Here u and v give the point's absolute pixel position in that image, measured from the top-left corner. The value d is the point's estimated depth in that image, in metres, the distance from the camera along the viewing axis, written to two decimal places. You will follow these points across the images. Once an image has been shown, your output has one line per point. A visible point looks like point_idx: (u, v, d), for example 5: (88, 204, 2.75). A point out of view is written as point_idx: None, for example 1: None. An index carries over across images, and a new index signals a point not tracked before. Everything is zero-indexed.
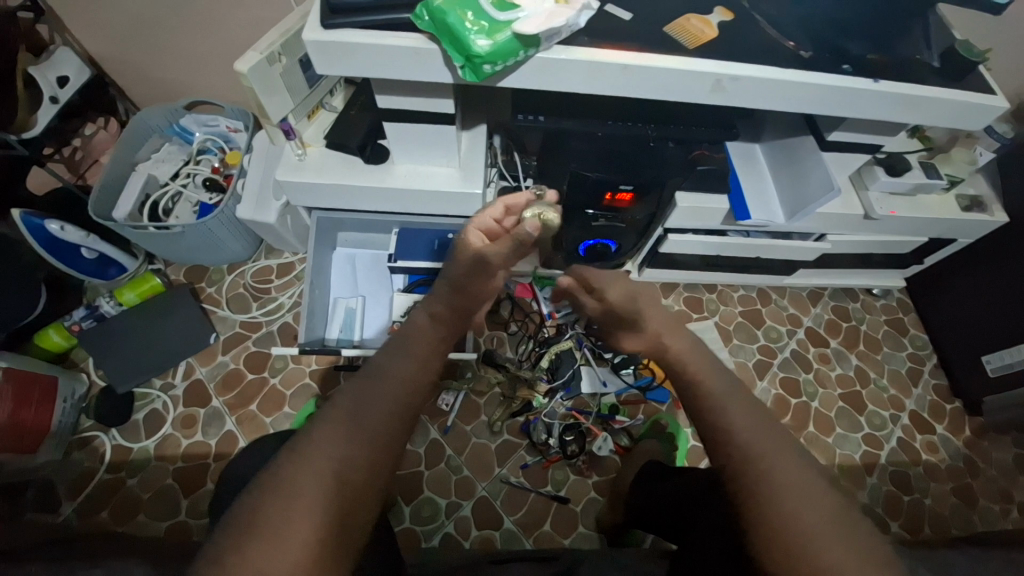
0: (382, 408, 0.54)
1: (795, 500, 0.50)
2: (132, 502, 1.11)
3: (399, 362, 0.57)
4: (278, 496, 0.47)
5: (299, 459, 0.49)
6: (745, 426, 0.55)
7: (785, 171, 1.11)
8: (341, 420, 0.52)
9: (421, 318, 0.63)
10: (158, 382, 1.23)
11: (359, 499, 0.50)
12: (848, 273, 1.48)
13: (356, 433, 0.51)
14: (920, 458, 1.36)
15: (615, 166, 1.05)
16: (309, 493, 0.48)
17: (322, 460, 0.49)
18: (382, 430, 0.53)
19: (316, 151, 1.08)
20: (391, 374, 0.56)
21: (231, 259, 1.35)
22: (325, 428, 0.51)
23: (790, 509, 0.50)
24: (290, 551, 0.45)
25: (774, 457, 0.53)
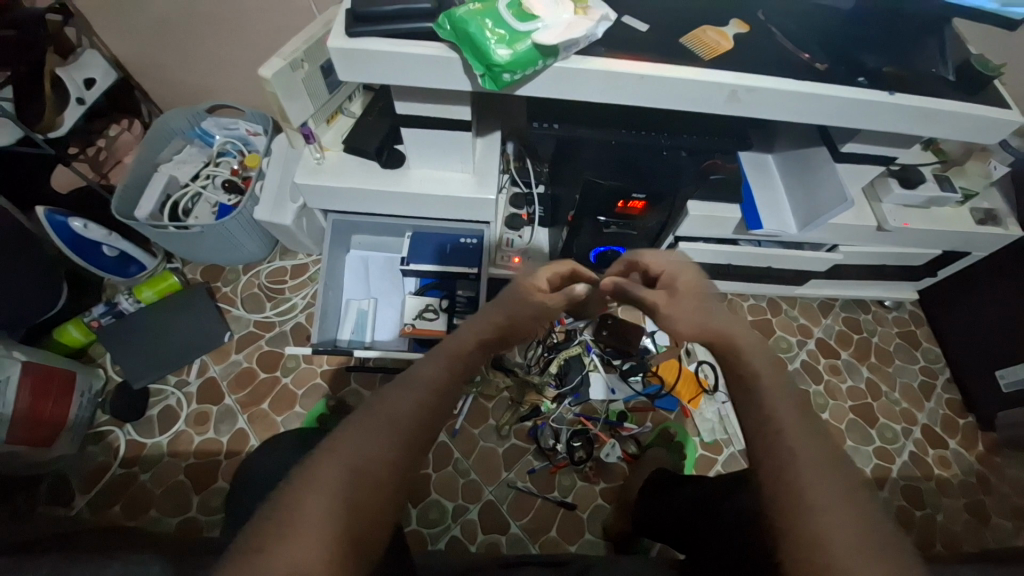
0: (412, 410, 0.55)
1: (821, 511, 0.48)
2: (145, 497, 1.12)
3: (431, 368, 0.60)
4: (307, 490, 0.49)
5: (330, 455, 0.51)
6: (773, 435, 0.53)
7: (797, 181, 1.11)
8: (372, 419, 0.54)
9: (463, 330, 0.65)
10: (173, 379, 1.25)
11: (385, 500, 0.51)
12: (860, 284, 1.47)
13: (386, 433, 0.53)
14: (933, 473, 1.34)
15: (630, 173, 1.05)
16: (336, 491, 0.49)
17: (352, 456, 0.51)
18: (411, 434, 0.54)
19: (333, 155, 1.11)
20: (423, 379, 0.58)
21: (247, 259, 1.38)
22: (356, 426, 0.53)
23: (820, 526, 0.47)
24: (311, 545, 0.46)
25: (802, 470, 0.50)
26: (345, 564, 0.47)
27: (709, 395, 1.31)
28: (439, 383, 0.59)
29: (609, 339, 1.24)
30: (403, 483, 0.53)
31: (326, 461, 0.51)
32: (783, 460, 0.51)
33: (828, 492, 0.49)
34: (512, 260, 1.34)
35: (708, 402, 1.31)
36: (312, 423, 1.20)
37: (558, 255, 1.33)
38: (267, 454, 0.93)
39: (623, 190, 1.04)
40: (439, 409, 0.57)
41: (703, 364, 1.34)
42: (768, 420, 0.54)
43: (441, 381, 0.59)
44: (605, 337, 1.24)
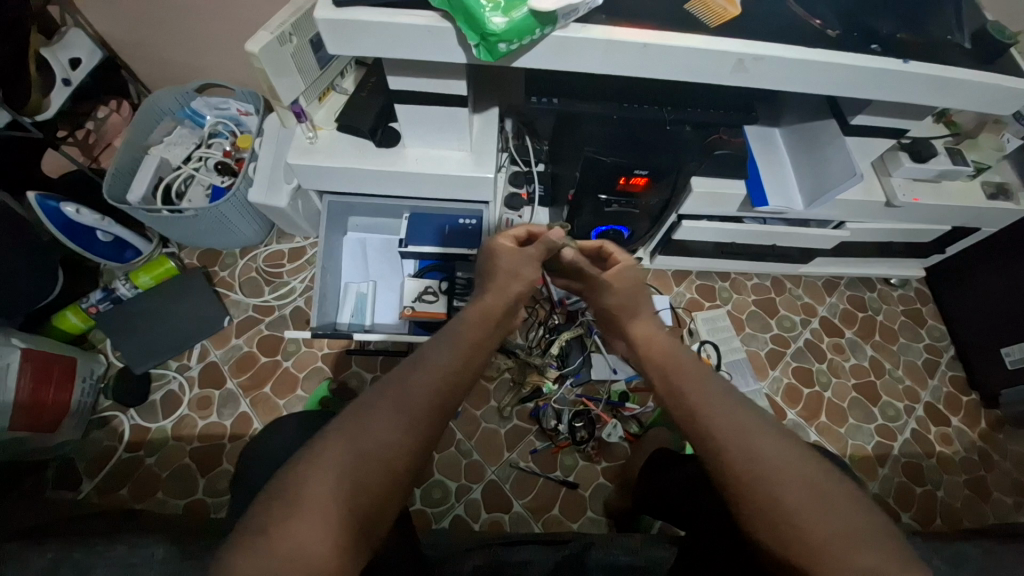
0: (422, 395, 0.56)
1: (793, 498, 0.50)
2: (151, 481, 1.12)
3: (442, 353, 0.60)
4: (315, 474, 0.49)
5: (341, 441, 0.51)
6: (738, 422, 0.56)
7: (804, 156, 1.08)
8: (383, 403, 0.54)
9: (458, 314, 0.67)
10: (174, 363, 1.24)
11: (391, 485, 0.51)
12: (866, 261, 1.45)
13: (401, 416, 0.54)
14: (934, 450, 1.34)
15: (629, 149, 1.01)
16: (343, 472, 0.49)
17: (364, 442, 0.51)
18: (421, 416, 0.55)
19: (327, 134, 1.08)
20: (433, 364, 0.59)
21: (241, 244, 1.36)
22: (365, 409, 0.53)
23: (789, 502, 0.50)
24: (315, 528, 0.46)
25: (767, 453, 0.53)
26: (349, 547, 0.47)
27: None
28: (449, 368, 0.59)
29: None
30: (413, 469, 0.53)
31: (337, 442, 0.51)
32: (739, 452, 0.53)
33: (802, 486, 0.51)
34: None
35: None
36: (315, 405, 1.20)
37: None
38: (271, 436, 0.94)
39: (623, 166, 1.01)
40: (444, 394, 0.58)
41: (705, 344, 1.38)
42: (734, 411, 0.57)
43: (452, 366, 0.60)
44: None
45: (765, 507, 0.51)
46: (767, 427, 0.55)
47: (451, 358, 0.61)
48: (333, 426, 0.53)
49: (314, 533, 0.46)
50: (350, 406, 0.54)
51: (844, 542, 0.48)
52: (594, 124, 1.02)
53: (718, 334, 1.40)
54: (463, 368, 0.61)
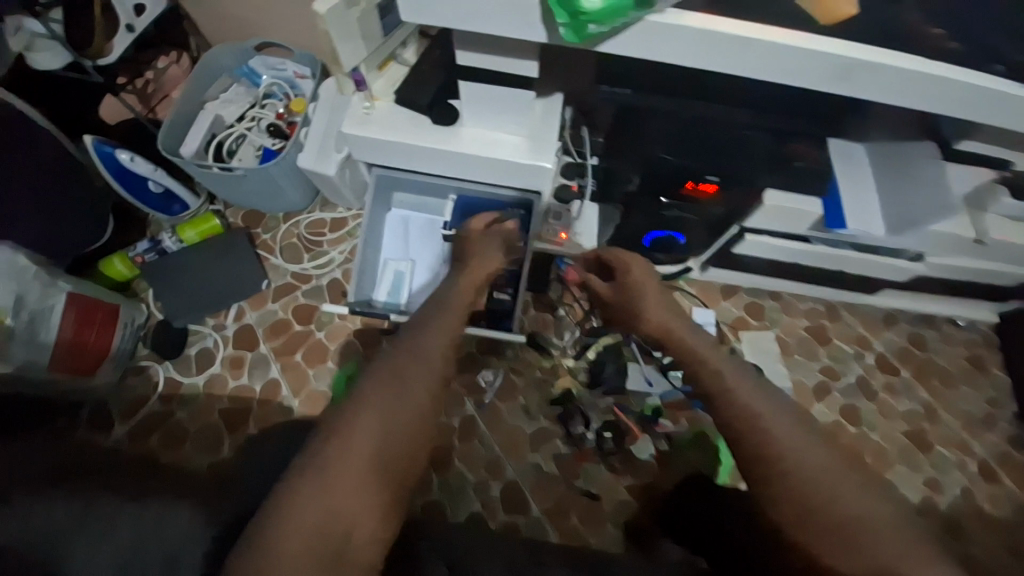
0: (400, 402, 0.68)
1: (811, 463, 0.64)
2: (179, 432, 1.15)
3: (423, 345, 0.76)
4: (314, 482, 0.62)
5: (336, 456, 0.63)
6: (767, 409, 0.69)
7: (889, 181, 1.00)
8: (363, 413, 0.67)
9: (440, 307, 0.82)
10: (211, 321, 1.25)
11: (389, 476, 0.65)
12: (934, 298, 1.34)
13: (378, 423, 0.66)
14: (983, 510, 1.24)
15: (704, 152, 0.92)
16: (379, 426, 0.66)
17: (349, 449, 0.64)
18: (409, 412, 0.68)
19: (383, 107, 1.04)
20: (403, 366, 0.72)
21: (283, 208, 1.34)
22: (347, 423, 0.66)
23: (809, 466, 0.64)
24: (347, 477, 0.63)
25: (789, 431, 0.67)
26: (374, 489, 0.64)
27: None
28: (427, 357, 0.74)
29: None
30: (413, 450, 0.68)
31: (336, 451, 0.64)
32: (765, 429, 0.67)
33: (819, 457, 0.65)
34: (559, 235, 1.25)
35: None
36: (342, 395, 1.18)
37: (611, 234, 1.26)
38: None
39: (692, 170, 0.93)
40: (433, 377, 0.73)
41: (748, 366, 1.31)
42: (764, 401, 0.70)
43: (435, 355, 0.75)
44: None
45: (786, 469, 0.64)
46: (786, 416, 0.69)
47: (430, 350, 0.75)
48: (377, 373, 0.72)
49: (328, 533, 0.59)
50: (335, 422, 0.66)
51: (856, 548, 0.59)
52: (662, 122, 0.93)
53: (765, 359, 1.34)
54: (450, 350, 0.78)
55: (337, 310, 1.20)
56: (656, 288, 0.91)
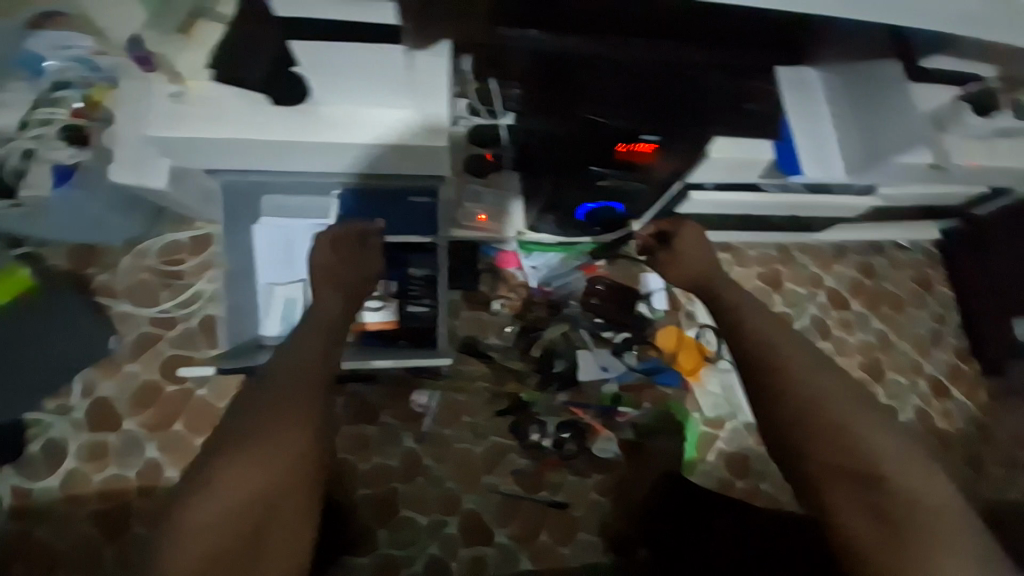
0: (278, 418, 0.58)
1: (825, 399, 0.60)
2: (45, 554, 0.93)
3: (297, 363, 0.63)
4: (201, 511, 0.53)
5: (207, 480, 0.55)
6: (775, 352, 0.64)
7: (851, 112, 0.89)
8: (235, 446, 0.56)
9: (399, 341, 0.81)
10: (53, 405, 0.99)
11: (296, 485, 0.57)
12: (882, 226, 1.28)
13: (263, 447, 0.56)
14: (936, 428, 1.28)
15: (639, 105, 0.72)
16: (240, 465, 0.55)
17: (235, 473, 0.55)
18: (295, 420, 0.58)
19: (197, 89, 0.73)
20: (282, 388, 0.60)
21: (117, 237, 1.03)
22: (228, 451, 0.56)
23: (817, 399, 0.60)
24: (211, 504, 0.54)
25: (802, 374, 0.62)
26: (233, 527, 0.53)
27: (713, 365, 1.17)
28: (303, 370, 0.62)
29: (599, 310, 1.13)
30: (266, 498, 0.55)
31: (228, 469, 0.55)
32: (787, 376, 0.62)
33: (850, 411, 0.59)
34: (477, 219, 1.06)
35: (712, 373, 1.17)
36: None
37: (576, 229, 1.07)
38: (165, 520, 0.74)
39: (627, 131, 0.74)
40: (319, 384, 0.62)
41: (705, 330, 1.19)
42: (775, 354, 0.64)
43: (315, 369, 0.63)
44: (595, 307, 1.13)
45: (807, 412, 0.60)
46: (814, 368, 0.62)
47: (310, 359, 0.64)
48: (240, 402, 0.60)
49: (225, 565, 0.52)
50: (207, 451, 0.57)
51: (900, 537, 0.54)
52: (616, 73, 0.70)
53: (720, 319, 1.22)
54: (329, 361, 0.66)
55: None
56: (712, 255, 0.85)
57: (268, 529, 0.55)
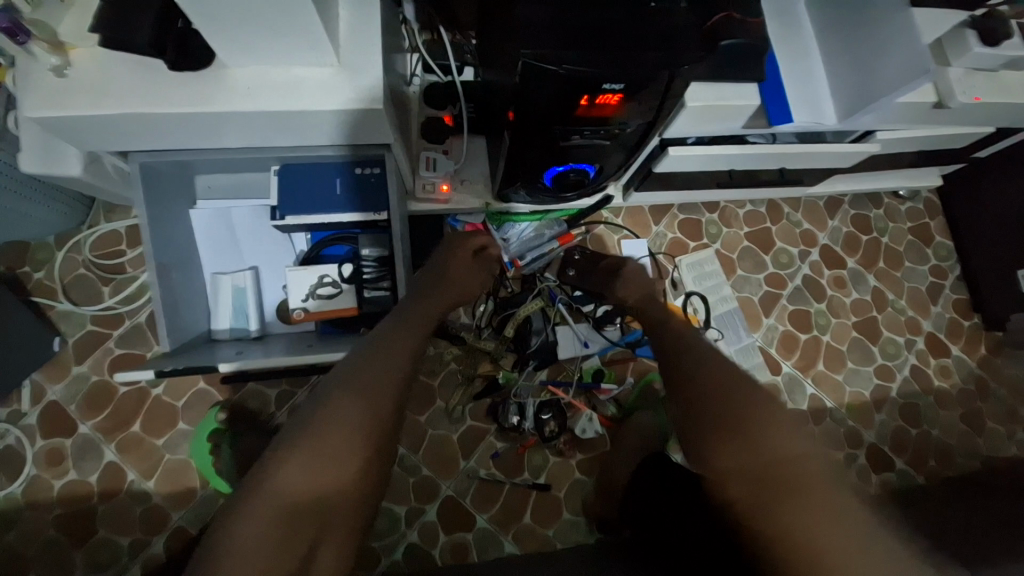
0: (361, 414, 0.58)
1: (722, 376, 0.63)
2: (7, 564, 0.88)
3: (386, 364, 0.62)
4: (283, 480, 0.53)
5: (295, 458, 0.54)
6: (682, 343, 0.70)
7: (842, 44, 0.80)
8: (326, 429, 0.55)
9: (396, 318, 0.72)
10: (1, 412, 0.93)
11: (369, 479, 0.57)
12: (879, 176, 1.19)
13: (350, 437, 0.56)
14: (933, 386, 1.23)
15: (596, 52, 0.62)
16: (335, 445, 0.55)
17: (326, 454, 0.55)
18: (377, 417, 0.58)
19: (86, 59, 0.63)
20: (370, 384, 0.60)
21: (49, 232, 0.97)
22: (317, 431, 0.55)
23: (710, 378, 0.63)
24: (310, 478, 0.53)
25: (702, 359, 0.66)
26: (323, 504, 0.53)
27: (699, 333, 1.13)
28: (390, 373, 0.62)
29: (577, 282, 1.06)
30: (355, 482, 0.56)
31: (308, 452, 0.54)
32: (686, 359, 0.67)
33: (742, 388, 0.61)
34: (438, 189, 0.94)
35: None
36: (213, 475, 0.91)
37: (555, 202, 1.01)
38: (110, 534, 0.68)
39: (589, 80, 0.64)
40: (396, 391, 0.62)
41: (691, 297, 1.14)
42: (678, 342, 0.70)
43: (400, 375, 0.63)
44: (573, 279, 1.06)
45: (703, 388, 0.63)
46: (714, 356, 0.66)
47: (394, 364, 0.63)
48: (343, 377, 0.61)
49: (295, 538, 0.51)
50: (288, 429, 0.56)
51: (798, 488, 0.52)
52: (555, 12, 0.63)
53: (705, 282, 1.17)
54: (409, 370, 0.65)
55: (141, 372, 0.75)
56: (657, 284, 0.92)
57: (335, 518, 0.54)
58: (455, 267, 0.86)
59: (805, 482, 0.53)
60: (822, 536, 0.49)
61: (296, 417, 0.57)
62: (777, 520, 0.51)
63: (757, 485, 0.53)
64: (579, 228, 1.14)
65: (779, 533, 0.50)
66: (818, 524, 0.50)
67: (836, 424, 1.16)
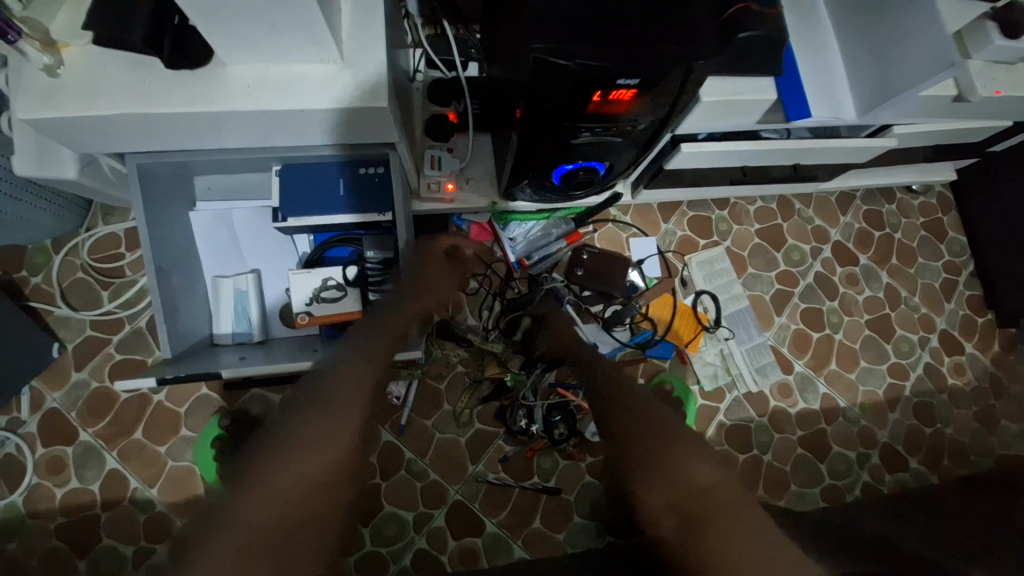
0: (329, 429, 0.56)
1: (644, 413, 0.66)
2: (11, 575, 0.87)
3: (354, 380, 0.62)
4: (248, 508, 0.48)
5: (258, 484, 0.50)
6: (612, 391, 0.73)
7: (863, 36, 0.77)
8: (292, 450, 0.53)
9: (364, 329, 0.71)
10: (1, 419, 0.92)
11: (342, 511, 0.53)
12: (892, 171, 1.17)
13: (317, 452, 0.54)
14: (946, 385, 1.21)
15: (608, 45, 0.59)
16: (301, 470, 0.52)
17: (291, 471, 0.52)
18: (348, 434, 0.57)
19: (79, 57, 0.61)
20: (338, 401, 0.59)
21: (45, 235, 0.94)
22: (281, 451, 0.53)
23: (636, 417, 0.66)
24: (272, 505, 0.49)
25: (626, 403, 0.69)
26: (286, 536, 0.48)
27: (710, 333, 1.11)
28: (361, 386, 0.62)
29: (585, 282, 1.04)
30: (322, 511, 0.51)
31: (275, 476, 0.51)
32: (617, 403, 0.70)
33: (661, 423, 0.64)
34: (443, 188, 0.91)
35: (709, 342, 1.11)
36: (215, 478, 0.91)
37: (561, 202, 0.99)
38: None
39: (602, 75, 0.61)
40: (371, 409, 0.61)
41: (702, 295, 1.12)
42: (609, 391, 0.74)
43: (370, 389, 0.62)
44: (581, 279, 1.04)
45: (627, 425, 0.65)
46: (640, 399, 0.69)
47: (363, 380, 0.62)
48: (314, 398, 0.59)
49: (256, 567, 0.45)
50: (249, 454, 0.54)
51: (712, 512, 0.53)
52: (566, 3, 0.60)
53: (715, 281, 1.15)
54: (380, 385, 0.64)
55: (138, 380, 0.73)
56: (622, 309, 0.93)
57: (303, 555, 0.48)
58: (421, 275, 0.84)
59: (727, 507, 0.54)
60: (740, 559, 0.49)
61: (258, 439, 0.55)
62: (706, 544, 0.51)
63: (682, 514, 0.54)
64: (588, 227, 1.12)
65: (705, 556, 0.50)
66: (740, 550, 0.50)
67: (848, 424, 1.14)
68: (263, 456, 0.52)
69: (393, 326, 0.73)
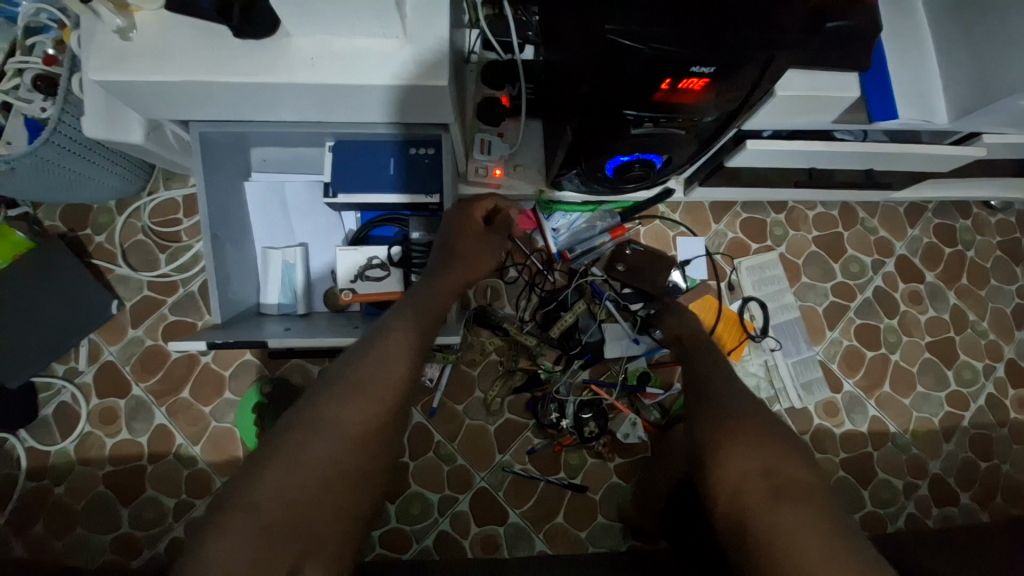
0: (354, 414, 0.55)
1: (727, 397, 0.65)
2: (64, 514, 0.93)
3: (384, 360, 0.60)
4: (267, 486, 0.49)
5: (277, 462, 0.51)
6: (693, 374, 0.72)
7: (964, 33, 0.70)
8: (313, 432, 0.53)
9: (399, 309, 0.68)
10: (60, 368, 0.98)
11: (358, 492, 0.53)
12: (973, 184, 1.07)
13: (336, 437, 0.53)
14: (1009, 419, 1.12)
15: (684, 29, 0.55)
16: (321, 451, 0.52)
17: (317, 453, 0.52)
18: (368, 417, 0.55)
19: (151, 22, 0.62)
20: (366, 379, 0.58)
21: (108, 197, 0.99)
22: (305, 435, 0.52)
23: (719, 398, 0.65)
24: (290, 483, 0.50)
25: (714, 386, 0.68)
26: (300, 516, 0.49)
27: (755, 342, 1.06)
28: (388, 369, 0.59)
29: (627, 279, 1.01)
30: (337, 491, 0.51)
31: (293, 457, 0.51)
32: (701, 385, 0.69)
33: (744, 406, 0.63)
34: (490, 173, 0.92)
35: (753, 351, 1.07)
36: (253, 439, 0.95)
37: (608, 193, 0.95)
38: None
39: (675, 62, 0.57)
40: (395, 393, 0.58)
41: (749, 302, 1.07)
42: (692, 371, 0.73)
43: (400, 376, 0.59)
44: (622, 274, 1.01)
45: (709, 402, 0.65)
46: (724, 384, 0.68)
47: (394, 365, 0.60)
48: (339, 378, 0.58)
49: (282, 545, 0.47)
50: (276, 433, 0.54)
51: (778, 499, 0.54)
52: None
53: (765, 288, 1.10)
54: (412, 367, 0.62)
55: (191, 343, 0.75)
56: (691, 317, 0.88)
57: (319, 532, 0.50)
58: (461, 255, 0.80)
59: (801, 493, 0.55)
60: (808, 544, 0.50)
61: (289, 416, 0.55)
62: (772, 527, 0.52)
63: (742, 494, 0.56)
64: (634, 222, 1.08)
65: (771, 538, 0.52)
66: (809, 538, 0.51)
67: (898, 451, 1.08)
68: (286, 434, 0.53)
69: (428, 307, 0.69)
